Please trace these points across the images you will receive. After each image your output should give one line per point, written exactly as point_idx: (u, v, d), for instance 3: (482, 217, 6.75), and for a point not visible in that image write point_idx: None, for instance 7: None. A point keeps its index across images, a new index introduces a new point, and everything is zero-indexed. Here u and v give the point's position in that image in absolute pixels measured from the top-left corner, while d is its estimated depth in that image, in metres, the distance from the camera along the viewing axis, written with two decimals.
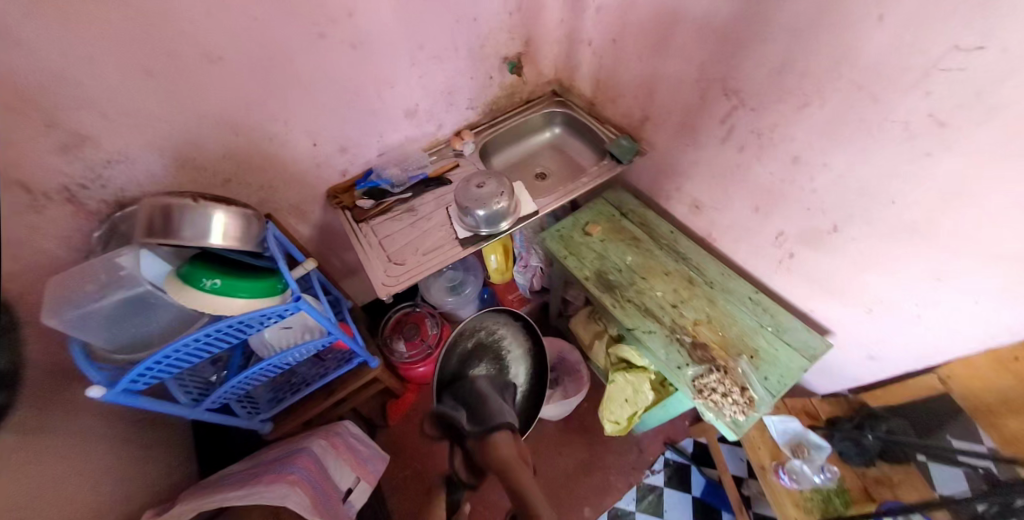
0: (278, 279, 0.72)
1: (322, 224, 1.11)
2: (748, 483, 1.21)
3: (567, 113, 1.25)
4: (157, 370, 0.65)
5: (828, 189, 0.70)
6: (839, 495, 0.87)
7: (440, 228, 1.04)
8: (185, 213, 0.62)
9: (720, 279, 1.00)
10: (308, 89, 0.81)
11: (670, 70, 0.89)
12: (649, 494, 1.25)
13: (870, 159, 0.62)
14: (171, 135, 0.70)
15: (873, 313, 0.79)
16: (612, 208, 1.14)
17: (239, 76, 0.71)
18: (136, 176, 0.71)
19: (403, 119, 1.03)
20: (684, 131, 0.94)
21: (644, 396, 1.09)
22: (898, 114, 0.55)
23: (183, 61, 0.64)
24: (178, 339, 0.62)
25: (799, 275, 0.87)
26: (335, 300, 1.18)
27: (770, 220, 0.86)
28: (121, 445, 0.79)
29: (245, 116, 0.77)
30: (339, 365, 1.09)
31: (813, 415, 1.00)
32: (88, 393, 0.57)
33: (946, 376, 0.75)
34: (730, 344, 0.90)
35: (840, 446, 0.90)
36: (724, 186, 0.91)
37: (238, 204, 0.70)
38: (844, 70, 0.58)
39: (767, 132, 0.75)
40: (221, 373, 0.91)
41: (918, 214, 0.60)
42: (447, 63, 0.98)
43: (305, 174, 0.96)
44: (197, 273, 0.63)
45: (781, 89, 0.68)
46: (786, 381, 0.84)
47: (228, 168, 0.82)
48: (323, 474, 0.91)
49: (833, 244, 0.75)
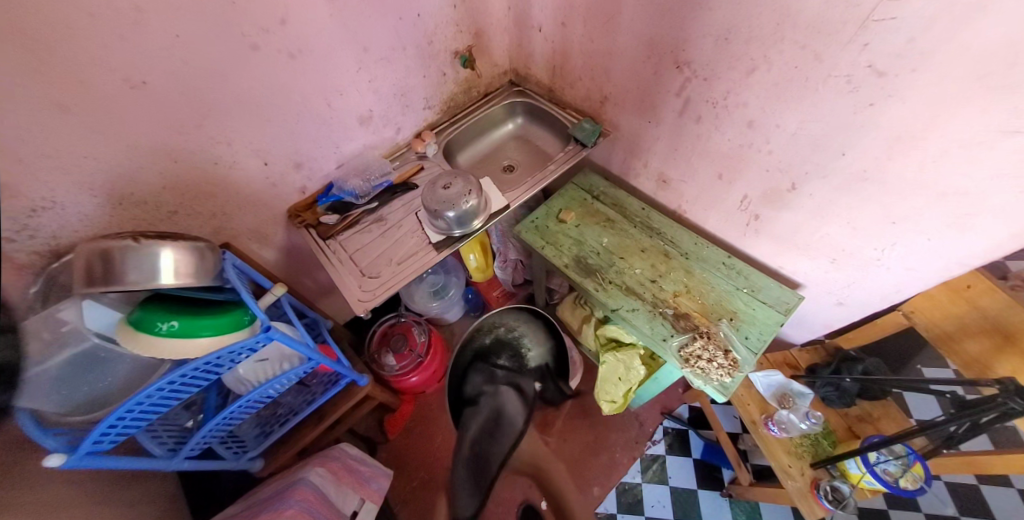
0: (244, 311, 0.67)
1: (287, 246, 1.06)
2: (742, 438, 1.27)
3: (526, 102, 1.24)
4: (123, 426, 0.60)
5: (785, 149, 0.73)
6: (826, 437, 0.94)
7: (412, 234, 1.02)
8: (130, 256, 0.57)
9: (694, 248, 1.02)
10: (249, 105, 0.76)
11: (621, 48, 0.89)
12: (653, 464, 1.28)
13: (820, 117, 0.64)
14: (103, 172, 0.65)
15: (838, 263, 0.82)
16: (582, 193, 1.15)
17: (170, 100, 0.66)
18: (69, 221, 0.64)
19: (357, 127, 0.99)
20: (642, 108, 0.95)
21: (636, 371, 1.12)
22: (841, 69, 0.57)
23: (105, 90, 0.59)
24: (142, 389, 0.58)
25: (767, 235, 0.90)
26: (312, 322, 1.14)
27: (735, 186, 0.88)
28: (101, 511, 0.74)
29: (183, 142, 0.71)
30: (325, 388, 1.05)
31: (794, 365, 1.04)
32: (47, 463, 0.52)
33: (909, 311, 0.78)
34: (710, 310, 0.92)
35: (824, 392, 0.95)
36: (687, 158, 0.93)
37: (187, 237, 0.65)
38: (786, 31, 0.59)
39: (721, 100, 0.76)
40: (197, 417, 0.86)
41: (869, 163, 0.63)
42: (396, 64, 0.95)
43: (260, 196, 0.91)
44: (151, 318, 0.58)
45: (729, 56, 0.69)
46: (766, 338, 0.87)
47: (173, 200, 0.76)
48: (325, 503, 0.88)
49: (795, 202, 0.78)
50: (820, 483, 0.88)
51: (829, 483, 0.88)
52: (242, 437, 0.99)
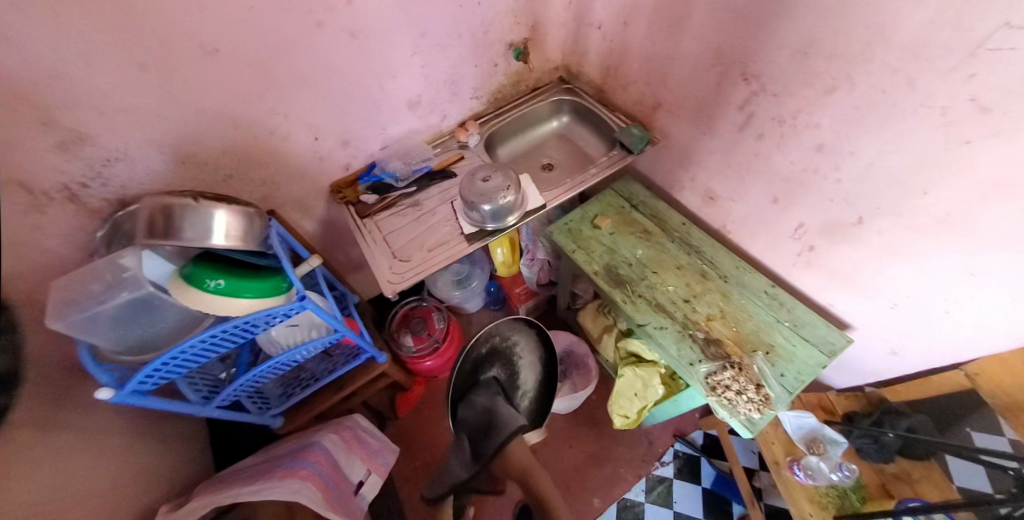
0: (282, 278, 0.70)
1: (327, 219, 1.09)
2: (759, 475, 1.20)
3: (575, 101, 1.22)
4: (166, 371, 0.64)
5: (853, 178, 0.67)
6: (856, 491, 0.87)
7: (445, 223, 1.02)
8: (188, 214, 0.60)
9: (735, 272, 0.97)
10: (307, 80, 0.78)
11: (685, 54, 0.85)
12: (658, 485, 1.24)
13: (900, 148, 0.59)
14: (171, 131, 0.69)
15: (898, 308, 0.76)
16: (621, 200, 1.11)
17: (237, 69, 0.69)
18: (137, 174, 0.69)
19: (406, 110, 1.00)
20: (698, 119, 0.90)
21: (653, 390, 1.09)
22: (936, 99, 0.52)
23: (180, 54, 0.62)
24: (185, 339, 0.61)
25: (819, 268, 0.85)
26: (341, 295, 1.18)
27: (789, 212, 0.83)
28: (135, 443, 0.79)
29: (245, 110, 0.75)
30: (347, 361, 1.08)
31: (829, 410, 0.99)
32: (97, 395, 0.56)
33: (974, 373, 0.71)
34: (745, 340, 0.88)
35: (858, 443, 0.89)
36: (740, 176, 0.88)
37: (239, 201, 0.68)
38: (876, 52, 0.55)
39: (789, 119, 0.71)
40: (230, 370, 0.91)
41: (952, 206, 0.57)
42: (451, 51, 0.95)
43: (307, 168, 0.94)
44: (202, 274, 0.62)
45: (806, 72, 0.64)
46: (804, 378, 0.82)
47: (230, 164, 0.80)
48: (334, 469, 0.91)
49: (857, 236, 0.73)
50: None
51: None
52: (267, 394, 1.04)
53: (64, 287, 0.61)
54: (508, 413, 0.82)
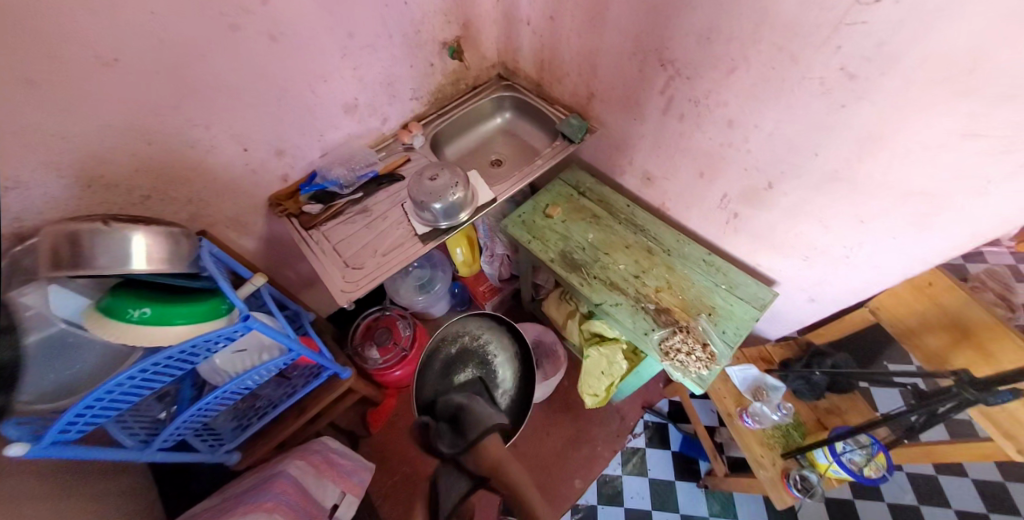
0: (221, 300, 0.66)
1: (268, 235, 1.04)
2: (719, 431, 1.30)
3: (514, 96, 1.25)
4: (91, 415, 0.59)
5: (762, 148, 0.75)
6: (797, 428, 0.97)
7: (396, 226, 1.01)
8: (100, 240, 0.54)
9: (676, 245, 1.04)
10: (227, 88, 0.74)
11: (608, 45, 0.90)
12: (633, 456, 1.30)
13: (794, 117, 0.66)
14: (72, 152, 0.62)
15: (811, 261, 0.85)
16: (569, 188, 1.15)
17: (142, 79, 0.63)
18: (34, 203, 0.62)
19: (342, 115, 0.98)
20: (628, 105, 0.96)
21: (618, 365, 1.14)
22: (815, 71, 0.59)
23: (71, 66, 0.56)
24: (111, 377, 0.56)
25: (745, 233, 0.93)
26: (293, 314, 1.13)
27: (715, 185, 0.90)
28: (68, 503, 0.71)
29: (158, 123, 0.69)
30: (306, 381, 1.04)
31: (768, 360, 1.09)
32: (7, 452, 0.50)
33: (875, 308, 0.81)
34: (690, 305, 0.95)
35: (795, 386, 0.98)
36: (670, 156, 0.95)
37: (160, 222, 0.64)
38: (764, 32, 0.61)
39: (702, 99, 0.78)
40: (171, 408, 0.84)
41: (840, 164, 0.65)
42: (382, 52, 0.94)
43: (238, 182, 0.88)
44: (122, 304, 0.57)
45: (710, 55, 0.70)
46: (743, 332, 0.90)
47: (147, 184, 0.74)
48: (304, 496, 0.87)
49: (771, 200, 0.81)
50: (789, 472, 0.92)
51: (798, 474, 0.92)
52: (218, 430, 0.97)
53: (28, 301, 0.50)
54: (479, 411, 0.59)
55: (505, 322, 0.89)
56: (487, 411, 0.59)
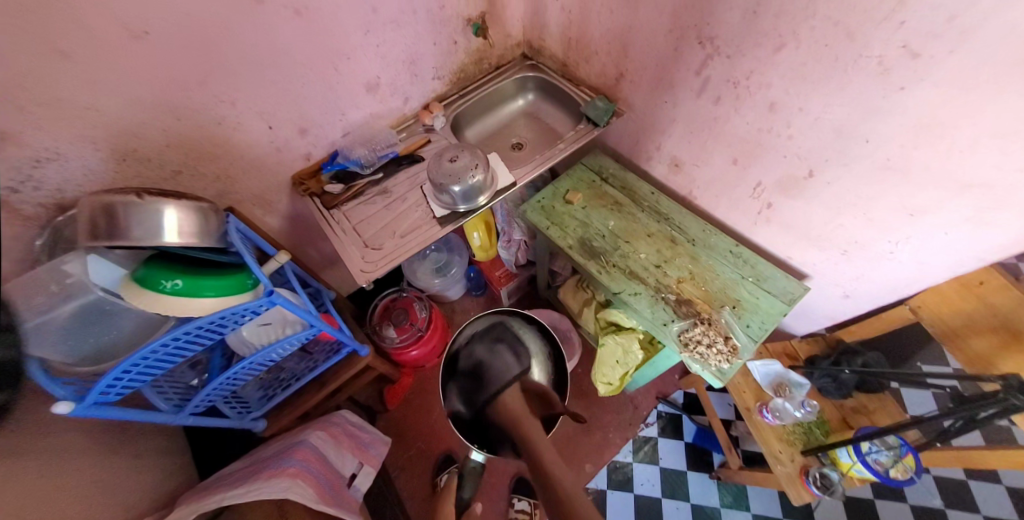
0: (246, 275, 0.68)
1: (292, 214, 1.05)
2: (735, 424, 1.28)
3: (539, 77, 1.21)
4: (128, 379, 0.61)
5: (804, 134, 0.70)
6: (819, 426, 0.95)
7: (416, 207, 1.01)
8: (132, 213, 0.56)
9: (702, 236, 1.00)
10: (254, 63, 0.74)
11: (642, 22, 0.85)
12: (645, 445, 1.30)
13: (842, 100, 0.61)
14: (108, 125, 0.64)
15: (848, 255, 0.81)
16: (591, 174, 1.13)
17: (172, 52, 0.64)
18: (72, 175, 0.64)
19: (365, 94, 0.97)
20: (659, 86, 0.92)
21: (634, 355, 1.12)
22: (872, 49, 0.54)
23: (105, 39, 0.57)
24: (145, 344, 0.59)
25: (777, 224, 0.89)
26: (315, 292, 1.15)
27: (748, 172, 0.86)
28: (107, 458, 0.76)
29: (186, 98, 0.70)
30: (328, 356, 1.07)
31: (793, 356, 1.06)
32: (54, 409, 0.53)
33: (916, 306, 0.78)
34: (713, 297, 0.92)
35: (821, 383, 0.97)
36: (702, 141, 0.91)
37: (190, 197, 0.65)
38: (817, 5, 0.56)
39: (742, 81, 0.73)
40: (202, 376, 0.88)
41: (891, 151, 0.61)
42: (406, 28, 0.92)
43: (264, 159, 0.89)
44: (155, 275, 0.59)
45: (756, 31, 0.66)
46: (768, 327, 0.87)
47: (177, 159, 0.75)
48: (325, 464, 0.90)
49: (809, 190, 0.77)
50: (810, 469, 0.91)
51: (819, 470, 0.90)
52: (246, 398, 1.01)
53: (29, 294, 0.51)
54: (498, 363, 0.72)
55: (535, 322, 0.81)
56: (506, 362, 0.72)
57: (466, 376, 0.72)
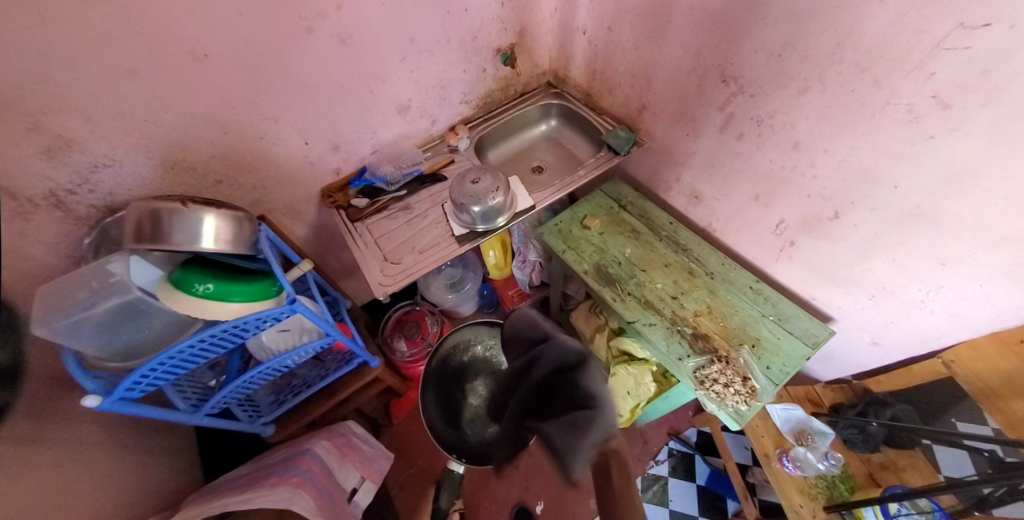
0: (272, 282, 0.70)
1: (318, 224, 1.10)
2: (752, 470, 1.22)
3: (563, 105, 1.24)
4: (153, 377, 0.64)
5: (828, 174, 0.70)
6: (844, 481, 0.89)
7: (436, 225, 1.03)
8: (174, 219, 0.60)
9: (722, 269, 0.99)
10: (297, 85, 0.79)
11: (667, 58, 0.87)
12: (654, 484, 1.25)
13: (870, 144, 0.61)
14: (161, 138, 0.69)
15: (875, 300, 0.78)
16: (610, 201, 1.13)
17: (226, 74, 0.69)
18: (124, 180, 0.69)
19: (396, 115, 1.02)
20: (682, 120, 0.93)
21: (644, 387, 1.09)
22: (900, 97, 0.54)
23: (169, 61, 0.62)
24: (173, 344, 0.61)
25: (800, 262, 0.87)
26: (333, 301, 1.18)
27: (771, 209, 0.85)
28: (123, 454, 0.78)
29: (233, 114, 0.75)
30: (340, 366, 1.08)
31: (816, 402, 1.02)
32: (83, 402, 0.55)
33: (949, 361, 0.74)
34: (732, 334, 0.90)
35: (846, 434, 0.91)
36: (724, 176, 0.91)
37: (227, 205, 0.68)
38: (844, 51, 0.57)
39: (766, 119, 0.74)
40: (220, 378, 0.90)
41: (920, 198, 0.60)
42: (440, 56, 0.96)
43: (298, 172, 0.94)
44: (190, 278, 0.62)
45: (780, 73, 0.67)
46: (789, 370, 0.84)
47: (219, 169, 0.80)
48: (328, 477, 0.90)
49: (834, 230, 0.75)
50: None
51: None
52: (258, 402, 1.03)
53: (43, 298, 0.58)
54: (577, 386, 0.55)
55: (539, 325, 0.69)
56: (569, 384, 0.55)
57: (585, 401, 0.51)
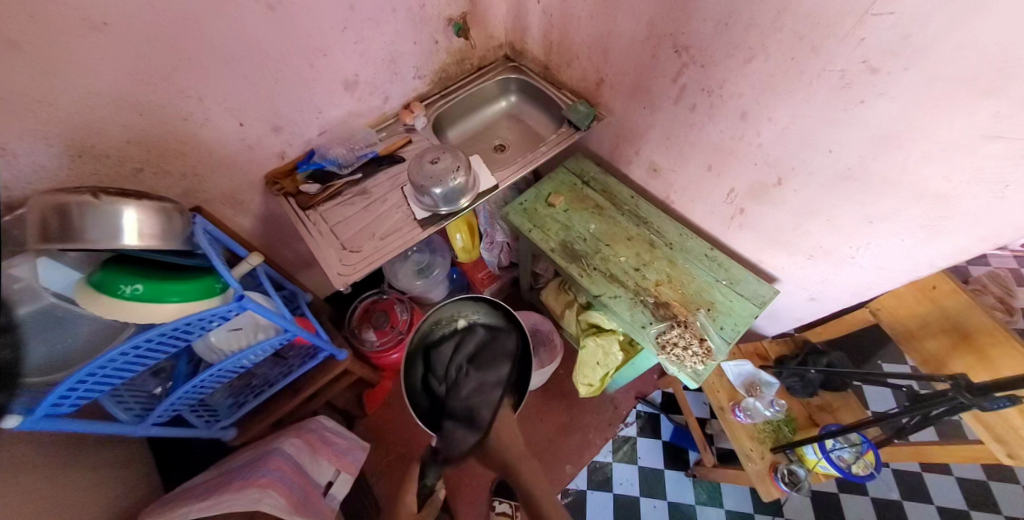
0: (215, 279, 0.65)
1: (265, 214, 1.02)
2: (710, 423, 1.32)
3: (521, 79, 1.21)
4: (84, 390, 0.58)
5: (773, 142, 0.73)
6: (787, 424, 0.99)
7: (396, 209, 0.99)
8: (87, 214, 0.53)
9: (680, 239, 1.03)
10: (224, 58, 0.71)
11: (621, 29, 0.87)
12: (624, 445, 1.32)
13: (808, 111, 0.64)
14: (63, 121, 0.61)
15: (814, 260, 0.85)
16: (573, 177, 1.14)
17: (135, 44, 0.61)
18: (22, 170, 0.60)
19: (343, 92, 0.95)
20: (637, 93, 0.93)
21: (614, 357, 1.14)
22: (835, 63, 0.57)
23: (60, 29, 0.54)
24: (103, 352, 0.55)
25: (749, 228, 0.92)
26: (290, 295, 1.12)
27: (722, 179, 0.88)
28: (63, 473, 0.72)
29: (149, 93, 0.67)
30: (303, 361, 1.03)
31: (763, 356, 1.09)
32: (2, 424, 0.49)
33: (876, 309, 0.83)
34: (689, 300, 0.94)
35: (789, 382, 1.00)
36: (678, 146, 0.93)
37: (151, 196, 0.61)
38: (785, 19, 0.58)
39: (716, 89, 0.76)
40: (166, 385, 0.84)
41: (853, 161, 0.64)
42: (385, 26, 0.90)
43: (235, 157, 0.86)
44: (114, 280, 0.55)
45: (727, 42, 0.68)
46: (740, 329, 0.90)
47: (140, 155, 0.72)
48: (299, 473, 0.88)
49: (778, 196, 0.79)
50: (778, 466, 0.94)
51: (787, 467, 0.94)
52: (214, 406, 0.97)
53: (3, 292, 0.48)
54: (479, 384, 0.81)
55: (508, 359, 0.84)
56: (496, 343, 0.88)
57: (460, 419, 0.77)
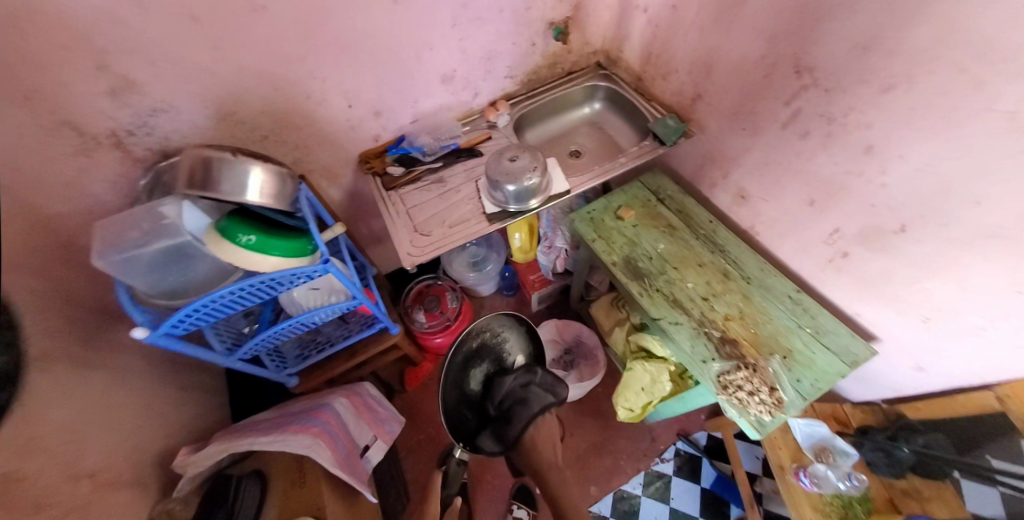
0: (308, 241, 0.72)
1: (354, 189, 1.11)
2: (761, 481, 1.20)
3: (610, 88, 1.19)
4: (196, 317, 0.67)
5: (899, 183, 0.65)
6: (862, 503, 0.86)
7: (468, 201, 1.02)
8: (223, 168, 0.62)
9: (759, 274, 0.95)
10: (346, 44, 0.78)
11: (733, 45, 0.82)
12: (657, 481, 1.25)
13: (953, 153, 0.56)
14: (216, 87, 0.71)
15: (930, 323, 0.74)
16: (648, 193, 1.09)
17: (281, 26, 0.69)
18: (179, 126, 0.71)
19: (439, 85, 1.00)
20: (739, 113, 0.88)
21: (662, 386, 1.07)
22: (1002, 101, 0.48)
23: (227, 7, 0.62)
24: (214, 290, 0.63)
25: (850, 275, 0.82)
26: (361, 266, 1.21)
27: (826, 216, 0.80)
28: (161, 386, 0.84)
29: (282, 70, 0.75)
30: (363, 328, 1.11)
31: (844, 422, 0.98)
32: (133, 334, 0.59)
33: (1003, 396, 0.69)
34: (761, 343, 0.86)
35: (870, 456, 0.88)
36: (777, 176, 0.86)
37: (273, 161, 0.70)
38: (943, 47, 0.51)
39: (838, 117, 0.68)
40: (253, 326, 0.95)
41: (1005, 217, 0.54)
42: (489, 26, 0.94)
43: (339, 135, 0.95)
44: (234, 228, 0.63)
45: (862, 67, 0.61)
46: (821, 386, 0.80)
47: (267, 124, 0.82)
48: (343, 430, 0.94)
49: (895, 244, 0.70)
50: None
51: None
52: (284, 353, 1.08)
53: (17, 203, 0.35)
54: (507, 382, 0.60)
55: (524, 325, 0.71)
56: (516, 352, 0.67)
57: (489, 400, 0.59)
